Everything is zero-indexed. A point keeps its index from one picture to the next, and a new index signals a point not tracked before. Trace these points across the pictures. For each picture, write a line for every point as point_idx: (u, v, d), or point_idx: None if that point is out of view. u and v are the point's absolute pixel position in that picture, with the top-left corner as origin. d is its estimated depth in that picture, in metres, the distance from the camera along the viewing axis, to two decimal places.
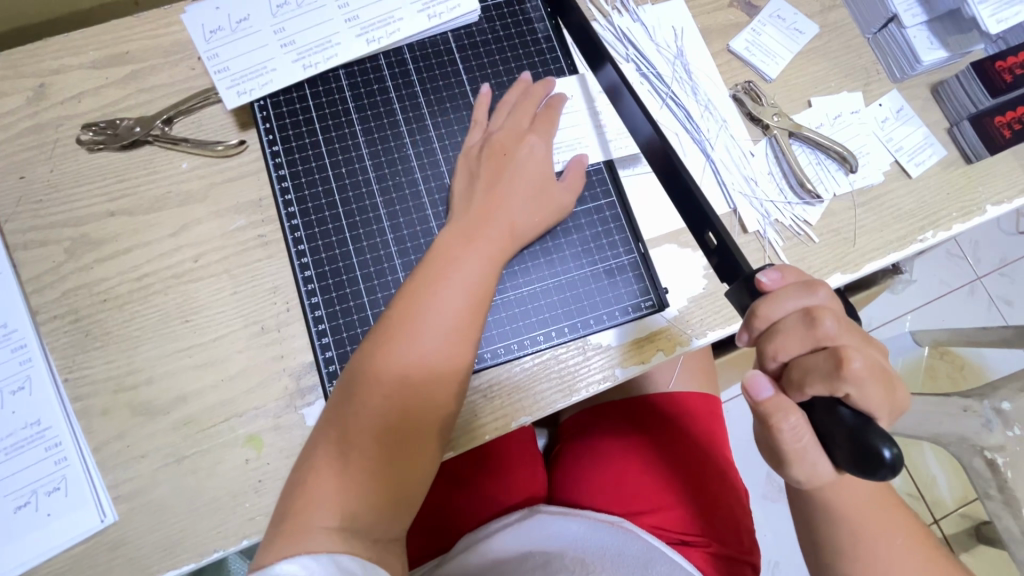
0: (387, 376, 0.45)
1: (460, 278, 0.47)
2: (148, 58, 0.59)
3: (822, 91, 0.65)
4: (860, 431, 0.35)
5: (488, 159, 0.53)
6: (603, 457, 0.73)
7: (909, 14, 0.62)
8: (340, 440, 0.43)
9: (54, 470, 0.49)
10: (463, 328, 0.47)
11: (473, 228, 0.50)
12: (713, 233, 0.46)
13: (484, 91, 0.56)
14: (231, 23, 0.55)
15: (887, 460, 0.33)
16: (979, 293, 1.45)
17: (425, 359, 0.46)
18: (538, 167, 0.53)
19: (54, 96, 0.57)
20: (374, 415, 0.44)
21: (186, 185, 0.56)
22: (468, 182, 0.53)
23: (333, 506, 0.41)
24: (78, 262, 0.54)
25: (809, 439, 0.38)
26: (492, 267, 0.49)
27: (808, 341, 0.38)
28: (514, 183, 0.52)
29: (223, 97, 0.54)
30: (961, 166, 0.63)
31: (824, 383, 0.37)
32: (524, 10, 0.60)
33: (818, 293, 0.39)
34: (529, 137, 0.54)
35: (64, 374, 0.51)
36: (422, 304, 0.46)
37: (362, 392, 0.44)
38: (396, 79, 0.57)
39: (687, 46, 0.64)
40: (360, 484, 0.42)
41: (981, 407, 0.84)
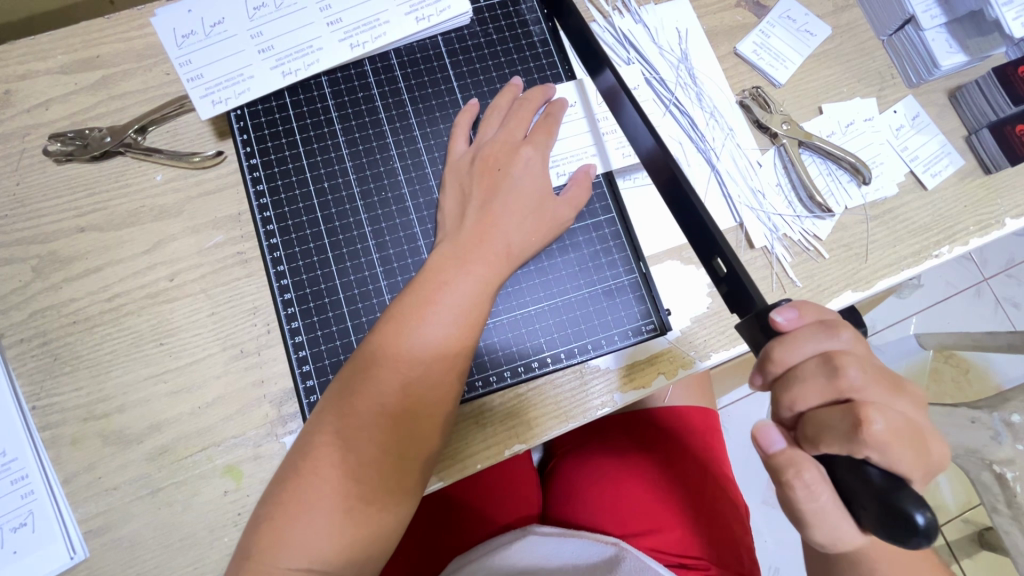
0: (368, 408, 0.42)
1: (449, 304, 0.44)
2: (119, 63, 0.55)
3: (834, 97, 0.61)
4: (888, 492, 0.33)
5: (480, 176, 0.50)
6: (599, 474, 0.71)
7: (928, 15, 0.58)
8: (313, 476, 0.40)
9: (20, 505, 0.46)
10: (452, 355, 0.44)
11: (464, 249, 0.47)
12: (721, 259, 0.43)
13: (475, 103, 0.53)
14: (206, 27, 0.51)
15: (921, 526, 0.30)
16: (986, 295, 1.42)
17: (410, 391, 0.43)
18: (533, 182, 0.50)
19: (19, 103, 0.54)
20: (353, 449, 0.41)
21: (160, 199, 0.53)
22: (459, 199, 0.50)
23: (305, 548, 0.39)
24: (45, 282, 0.51)
25: (829, 499, 0.36)
26: (486, 291, 0.46)
27: (830, 392, 0.36)
28: (509, 200, 0.49)
29: (196, 106, 0.50)
30: (979, 176, 0.60)
31: (842, 445, 0.35)
32: (519, 12, 0.57)
33: (839, 337, 0.37)
34: (523, 149, 0.50)
35: (32, 401, 0.49)
36: (408, 331, 0.43)
37: (340, 425, 0.41)
38: (382, 87, 0.54)
39: (691, 49, 0.60)
40: (336, 524, 0.39)
41: (990, 419, 0.81)
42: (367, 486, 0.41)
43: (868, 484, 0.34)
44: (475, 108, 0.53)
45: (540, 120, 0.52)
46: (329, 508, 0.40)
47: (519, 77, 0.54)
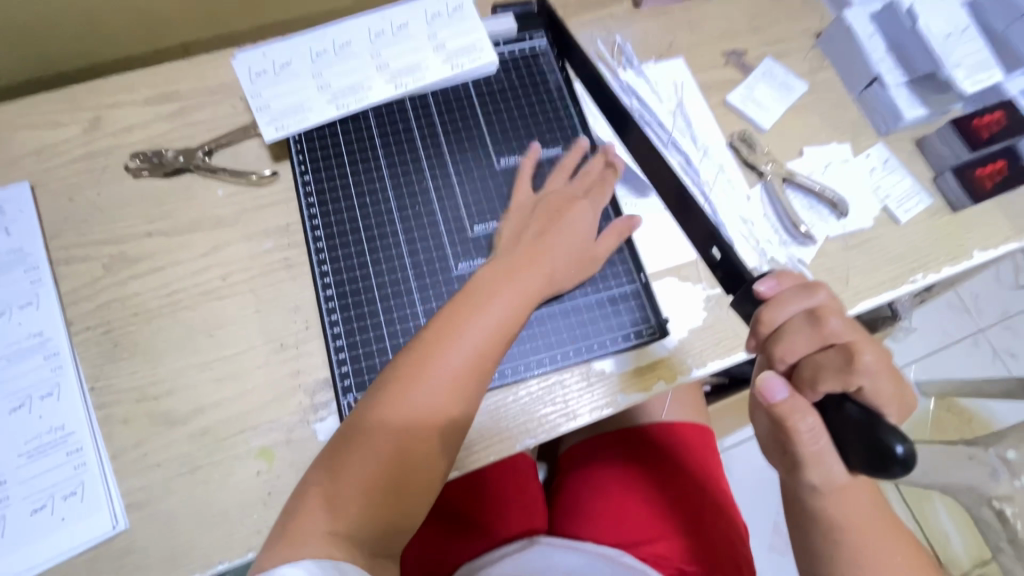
0: (403, 417, 0.46)
1: (487, 319, 0.50)
2: (195, 97, 0.65)
3: (813, 142, 0.69)
4: (874, 428, 0.36)
5: (548, 209, 0.58)
6: (601, 489, 0.73)
7: (891, 74, 0.68)
8: (355, 457, 0.45)
9: (72, 475, 0.51)
10: (484, 360, 0.49)
11: (508, 277, 0.52)
12: (717, 246, 0.55)
13: (537, 148, 0.61)
14: (276, 68, 0.61)
15: (900, 455, 0.35)
16: (983, 345, 1.46)
17: (441, 404, 0.47)
18: (585, 229, 0.57)
19: (107, 127, 0.63)
20: (384, 449, 0.45)
21: (220, 210, 0.61)
22: (512, 233, 0.57)
23: (329, 527, 0.42)
24: (114, 277, 0.58)
25: (825, 442, 0.40)
26: (519, 307, 0.52)
27: (817, 341, 0.41)
28: (558, 237, 0.56)
29: (262, 132, 0.59)
30: (947, 213, 0.67)
31: (837, 379, 0.39)
32: (538, 63, 0.67)
33: (817, 294, 0.42)
34: (579, 204, 0.58)
35: (90, 382, 0.54)
36: (443, 350, 0.48)
37: (379, 426, 0.46)
38: (420, 121, 0.63)
39: (686, 98, 0.69)
40: (360, 510, 0.44)
41: (987, 454, 0.92)
42: (390, 483, 0.45)
43: (872, 419, 0.37)
44: (535, 155, 0.61)
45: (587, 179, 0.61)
46: (357, 497, 0.44)
47: (585, 137, 0.63)
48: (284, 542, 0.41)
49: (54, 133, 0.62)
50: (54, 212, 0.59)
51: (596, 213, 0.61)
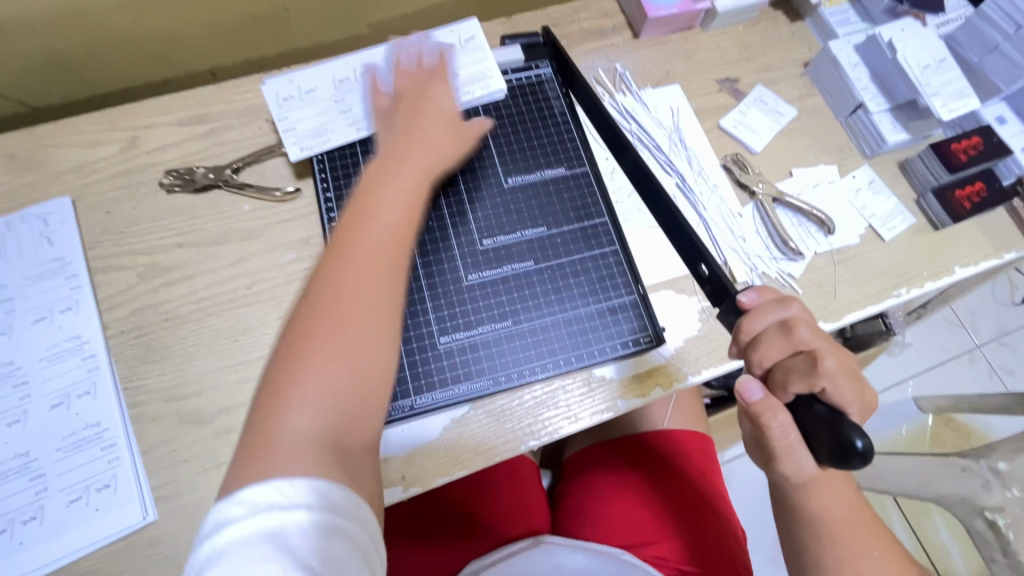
0: (328, 298, 0.46)
1: (388, 189, 0.53)
2: (224, 119, 0.70)
3: (802, 164, 0.74)
4: (837, 425, 0.39)
5: (399, 108, 0.61)
6: (601, 492, 0.76)
7: (874, 102, 0.72)
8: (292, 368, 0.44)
9: (106, 469, 0.54)
10: (396, 234, 0.51)
11: (400, 159, 0.56)
12: (704, 264, 0.53)
13: (374, 66, 0.66)
14: (302, 93, 0.66)
15: (859, 449, 0.37)
16: (979, 361, 1.48)
17: (365, 271, 0.48)
18: (450, 105, 0.62)
19: (143, 146, 0.68)
20: (322, 327, 0.45)
21: (246, 223, 0.65)
22: (383, 126, 0.60)
23: (309, 416, 0.43)
24: (147, 285, 0.62)
25: (795, 437, 0.42)
26: (417, 180, 0.55)
27: (788, 347, 0.42)
28: (425, 117, 0.60)
29: (288, 152, 0.64)
30: (930, 231, 0.71)
31: (804, 381, 0.41)
32: (543, 90, 0.72)
33: (792, 307, 0.43)
34: (433, 85, 0.63)
35: (123, 382, 0.58)
36: (356, 230, 0.50)
37: (309, 315, 0.46)
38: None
39: (682, 122, 0.74)
40: (330, 386, 0.44)
41: (980, 467, 0.95)
42: (353, 353, 0.45)
43: (835, 416, 0.39)
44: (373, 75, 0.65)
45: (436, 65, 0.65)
46: (317, 378, 0.44)
47: (434, 43, 0.67)
48: (263, 456, 0.41)
49: (93, 151, 0.67)
50: (93, 224, 0.64)
51: (597, 230, 0.65)
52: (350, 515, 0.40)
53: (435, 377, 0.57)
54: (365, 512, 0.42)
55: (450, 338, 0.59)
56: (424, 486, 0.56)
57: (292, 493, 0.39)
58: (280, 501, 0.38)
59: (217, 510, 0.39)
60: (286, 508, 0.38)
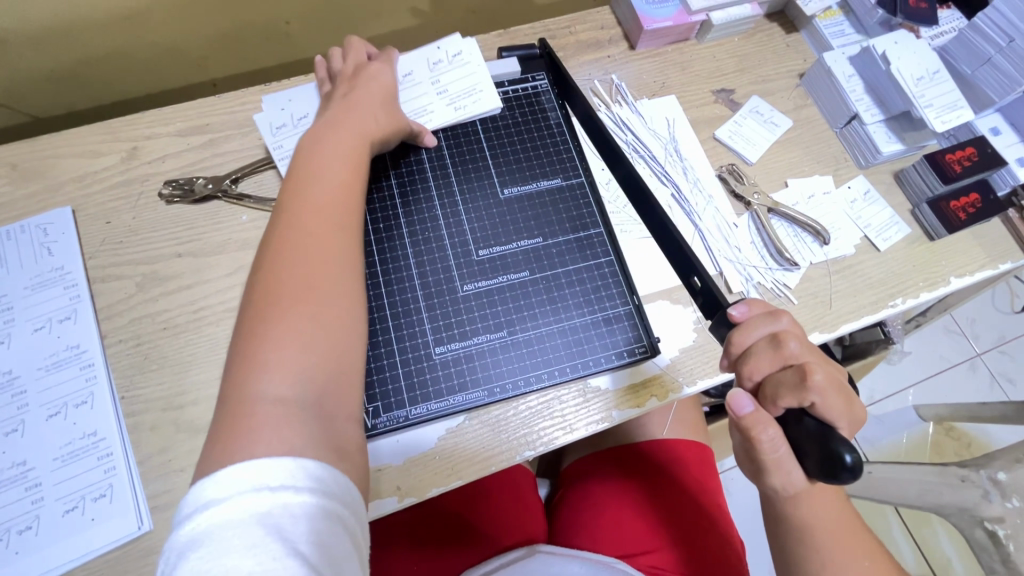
0: (282, 257, 0.48)
1: (329, 153, 0.55)
2: (224, 130, 0.70)
3: (797, 174, 0.74)
4: (826, 439, 0.39)
5: (341, 85, 0.63)
6: (598, 502, 0.76)
7: (869, 113, 0.73)
8: (253, 337, 0.44)
9: (102, 478, 0.54)
10: (340, 193, 0.53)
11: (339, 128, 0.57)
12: (697, 277, 0.54)
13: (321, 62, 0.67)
14: (295, 119, 0.68)
15: (848, 464, 0.37)
16: (980, 370, 1.48)
17: (313, 225, 0.50)
18: (387, 79, 0.65)
19: (144, 157, 0.68)
20: (281, 283, 0.46)
21: (245, 233, 0.66)
22: (322, 108, 0.62)
23: (287, 371, 0.43)
24: (146, 295, 0.62)
25: (785, 450, 0.42)
26: (355, 144, 0.57)
27: (778, 360, 0.42)
28: (365, 92, 0.62)
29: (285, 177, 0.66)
30: (925, 242, 0.71)
31: (793, 395, 0.40)
32: (540, 101, 0.72)
33: (782, 320, 0.43)
34: (369, 64, 0.65)
35: (121, 392, 0.58)
36: (302, 194, 0.51)
37: (264, 277, 0.47)
38: (431, 153, 0.68)
39: (678, 134, 0.74)
40: (301, 337, 0.44)
41: (978, 476, 0.94)
42: (318, 302, 0.46)
43: (825, 430, 0.39)
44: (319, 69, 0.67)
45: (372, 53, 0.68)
46: (287, 333, 0.44)
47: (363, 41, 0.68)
48: (239, 428, 0.40)
49: (94, 162, 0.68)
50: (93, 234, 0.64)
51: (593, 242, 0.65)
52: (341, 494, 0.40)
53: (430, 388, 0.58)
54: (351, 492, 0.41)
55: (446, 349, 0.59)
56: (419, 497, 0.56)
57: (280, 472, 0.37)
58: (268, 483, 0.37)
59: (197, 493, 0.37)
60: (275, 491, 0.37)
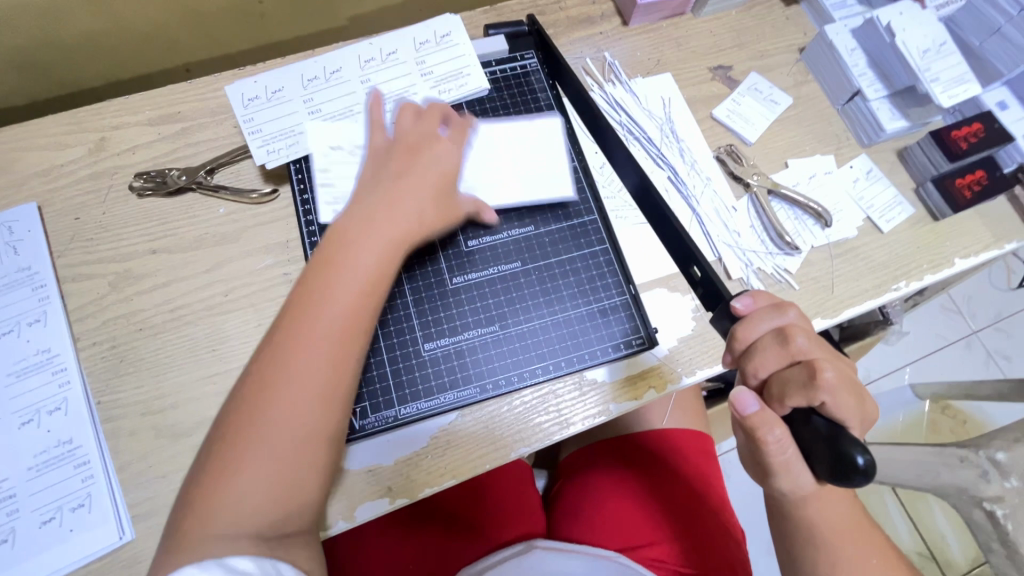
0: (277, 378, 0.44)
1: (351, 266, 0.47)
2: (197, 118, 0.67)
3: (798, 154, 0.72)
4: (836, 439, 0.38)
5: (397, 156, 0.53)
6: (595, 495, 0.74)
7: (872, 88, 0.70)
8: (234, 454, 0.43)
9: (80, 487, 0.52)
10: (351, 325, 0.46)
11: (370, 227, 0.49)
12: (696, 266, 0.51)
13: (377, 95, 0.57)
14: (349, 148, 0.61)
15: (861, 466, 0.36)
16: (977, 348, 1.48)
17: (315, 363, 0.45)
18: (450, 162, 0.54)
19: (113, 148, 0.65)
20: (271, 414, 0.43)
21: (223, 228, 0.62)
22: (369, 177, 0.52)
23: (243, 506, 0.42)
24: (120, 294, 0.59)
25: (792, 452, 0.40)
26: (388, 261, 0.49)
27: (785, 357, 0.41)
28: (418, 178, 0.52)
29: (320, 210, 0.59)
30: (929, 222, 0.69)
31: (802, 394, 0.39)
32: (529, 82, 0.69)
33: (788, 313, 0.42)
34: (437, 140, 0.55)
35: (97, 397, 0.55)
36: (307, 309, 0.46)
37: (259, 389, 0.44)
38: None
39: (674, 113, 0.71)
40: (269, 476, 0.43)
41: (977, 457, 0.93)
42: (292, 441, 0.44)
43: (835, 431, 0.38)
44: (376, 101, 0.57)
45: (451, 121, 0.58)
46: (259, 467, 0.43)
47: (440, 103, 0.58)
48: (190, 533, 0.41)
49: (59, 154, 0.64)
50: (61, 231, 0.61)
51: (586, 228, 0.63)
52: None
53: (419, 386, 0.56)
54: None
55: (435, 344, 0.57)
56: (412, 497, 0.54)
57: None
58: None
59: None
60: None
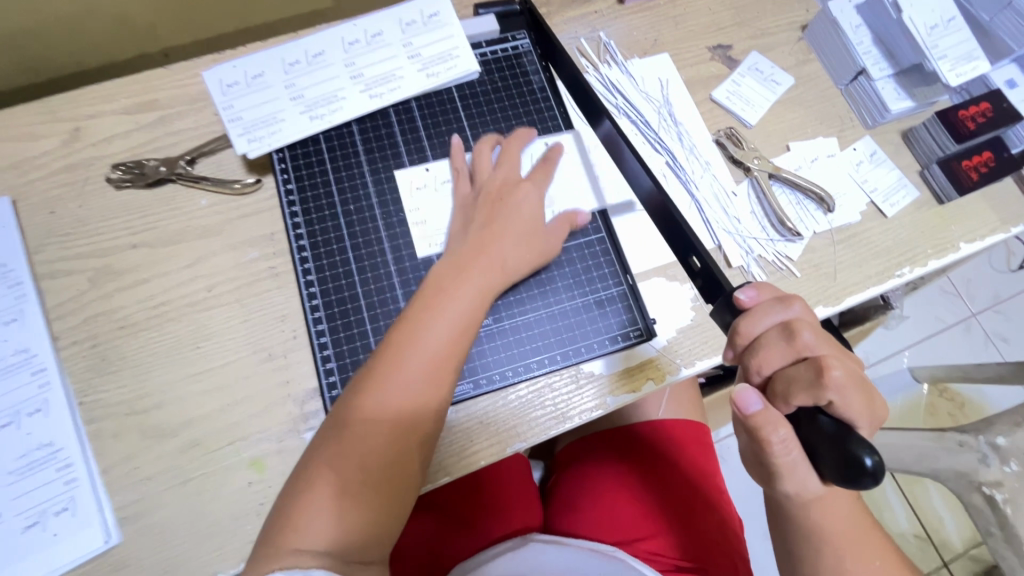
0: (375, 411, 0.46)
1: (448, 310, 0.50)
2: (175, 105, 0.64)
3: (800, 137, 0.69)
4: (843, 439, 0.36)
5: (483, 205, 0.57)
6: (593, 486, 0.74)
7: (876, 67, 0.67)
8: (323, 476, 0.44)
9: (62, 491, 0.51)
10: (447, 356, 0.49)
11: (465, 267, 0.53)
12: (696, 256, 0.49)
13: (458, 141, 0.61)
14: (437, 182, 0.61)
15: (869, 468, 0.34)
16: (975, 330, 1.47)
17: (417, 394, 0.47)
18: (536, 207, 0.58)
19: (88, 138, 0.62)
20: (369, 445, 0.45)
21: (205, 220, 0.60)
22: (462, 226, 0.57)
23: (330, 528, 0.42)
24: (99, 291, 0.57)
25: (797, 453, 0.39)
26: (481, 299, 0.52)
27: (790, 354, 0.40)
28: (508, 224, 0.56)
29: (416, 246, 0.59)
30: (934, 206, 0.67)
31: (808, 393, 0.38)
32: (521, 64, 0.66)
33: (793, 307, 0.41)
34: (522, 185, 0.58)
35: (78, 398, 0.54)
36: (404, 348, 0.48)
37: (354, 419, 0.46)
38: (399, 111, 0.63)
39: (672, 95, 0.69)
40: (356, 505, 0.44)
41: (976, 441, 0.93)
42: (380, 470, 0.45)
43: (843, 430, 0.36)
44: (457, 147, 0.61)
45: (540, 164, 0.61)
46: (343, 489, 0.43)
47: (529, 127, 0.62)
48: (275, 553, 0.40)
49: (32, 145, 0.61)
50: (37, 226, 0.59)
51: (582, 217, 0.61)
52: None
53: None
54: None
55: None
56: None
57: None
58: None
59: None
60: None
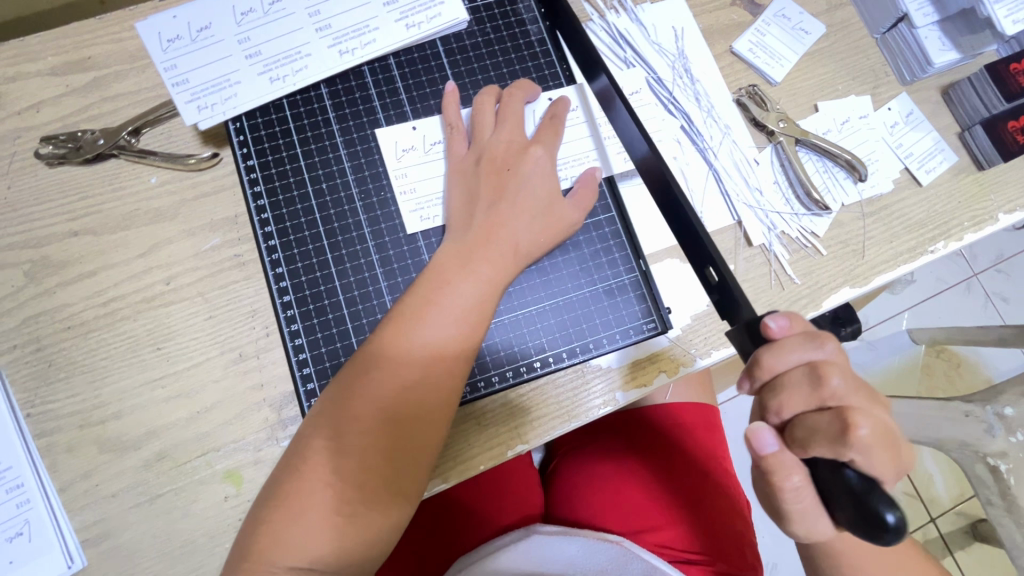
0: (369, 416, 0.41)
1: (449, 305, 0.44)
2: (111, 64, 0.54)
3: (829, 95, 0.62)
4: (863, 494, 0.33)
5: (488, 175, 0.49)
6: (600, 474, 0.70)
7: (920, 13, 0.58)
8: (303, 485, 0.39)
9: (16, 514, 0.46)
10: (451, 353, 0.43)
11: (470, 251, 0.46)
12: (713, 268, 0.44)
13: (454, 89, 0.53)
14: (426, 144, 0.53)
15: (892, 524, 0.32)
16: (976, 291, 1.44)
17: (417, 395, 0.42)
18: (547, 176, 0.50)
19: (10, 105, 0.53)
20: (362, 455, 0.40)
21: (156, 201, 0.52)
22: (463, 200, 0.49)
23: (313, 545, 0.38)
24: (40, 287, 0.50)
25: (810, 499, 0.37)
26: (490, 290, 0.45)
27: (813, 400, 0.36)
28: (518, 199, 0.48)
29: (404, 221, 0.52)
30: (972, 172, 0.61)
31: (829, 447, 0.34)
32: (516, 11, 0.57)
33: (825, 348, 0.37)
34: (532, 149, 0.50)
35: (26, 409, 0.48)
36: (401, 344, 0.43)
37: (343, 423, 0.40)
38: (375, 69, 0.54)
39: (688, 48, 0.60)
40: (345, 521, 0.39)
41: (983, 412, 0.81)
42: (373, 483, 0.40)
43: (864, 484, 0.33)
44: (452, 96, 0.53)
45: (548, 120, 0.52)
46: (331, 503, 0.39)
47: (537, 88, 0.54)
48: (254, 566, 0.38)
49: None
50: None
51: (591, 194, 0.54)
52: None
53: None
54: None
55: None
56: None
57: None
58: None
59: None
60: None
